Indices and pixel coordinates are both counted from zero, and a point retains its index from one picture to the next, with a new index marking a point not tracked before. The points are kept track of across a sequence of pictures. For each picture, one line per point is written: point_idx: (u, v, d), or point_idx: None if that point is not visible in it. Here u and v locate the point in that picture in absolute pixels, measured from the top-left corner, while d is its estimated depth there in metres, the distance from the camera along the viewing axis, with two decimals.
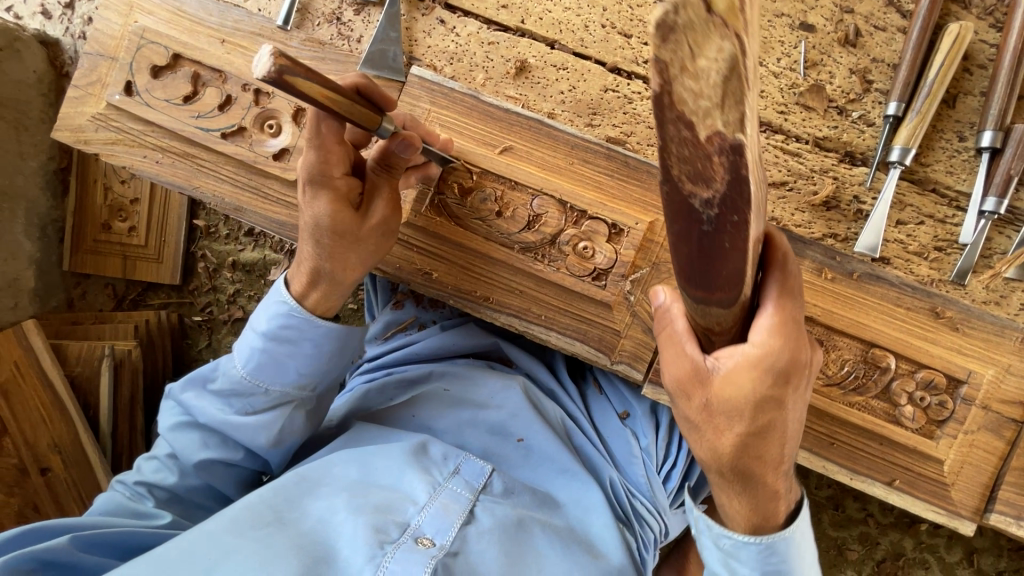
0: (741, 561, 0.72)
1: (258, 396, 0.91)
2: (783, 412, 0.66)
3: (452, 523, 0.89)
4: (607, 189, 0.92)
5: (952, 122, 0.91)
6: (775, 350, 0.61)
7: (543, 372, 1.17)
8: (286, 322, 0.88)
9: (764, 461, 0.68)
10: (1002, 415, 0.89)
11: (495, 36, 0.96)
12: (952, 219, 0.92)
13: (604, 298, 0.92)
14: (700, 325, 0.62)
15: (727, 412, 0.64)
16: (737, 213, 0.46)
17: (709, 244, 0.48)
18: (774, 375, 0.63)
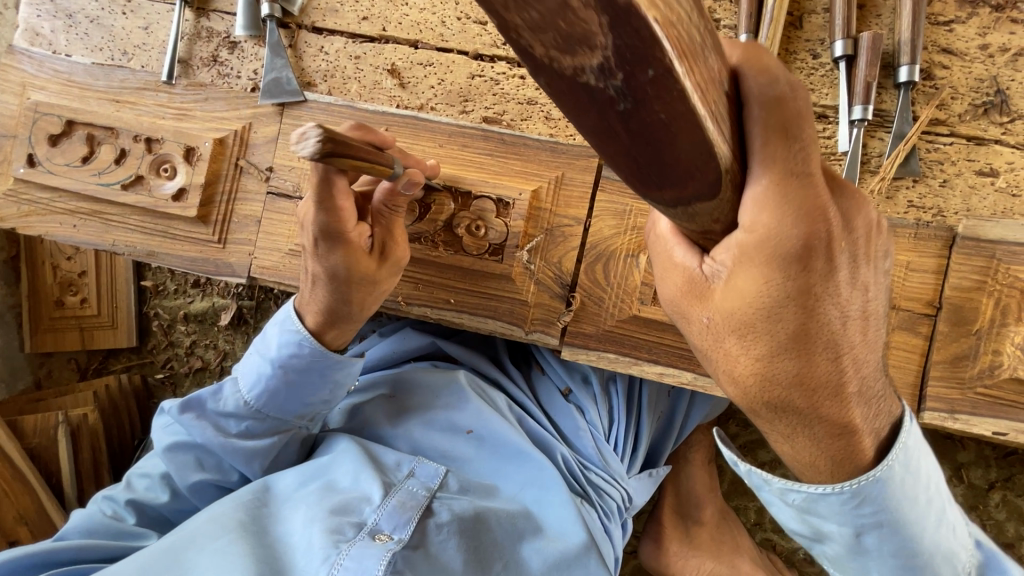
0: (822, 516, 0.67)
1: (267, 425, 0.98)
2: (822, 318, 0.57)
3: (409, 519, 0.89)
4: (490, 168, 0.95)
5: (802, 43, 0.94)
6: (770, 226, 0.52)
7: (485, 364, 1.20)
8: (296, 353, 0.93)
9: (816, 387, 0.59)
10: (914, 312, 0.90)
11: (361, 48, 1.00)
12: (825, 133, 0.94)
13: (504, 271, 0.94)
14: (696, 230, 0.58)
15: (735, 324, 0.58)
16: (649, 67, 0.38)
17: (639, 124, 0.42)
18: (779, 261, 0.54)
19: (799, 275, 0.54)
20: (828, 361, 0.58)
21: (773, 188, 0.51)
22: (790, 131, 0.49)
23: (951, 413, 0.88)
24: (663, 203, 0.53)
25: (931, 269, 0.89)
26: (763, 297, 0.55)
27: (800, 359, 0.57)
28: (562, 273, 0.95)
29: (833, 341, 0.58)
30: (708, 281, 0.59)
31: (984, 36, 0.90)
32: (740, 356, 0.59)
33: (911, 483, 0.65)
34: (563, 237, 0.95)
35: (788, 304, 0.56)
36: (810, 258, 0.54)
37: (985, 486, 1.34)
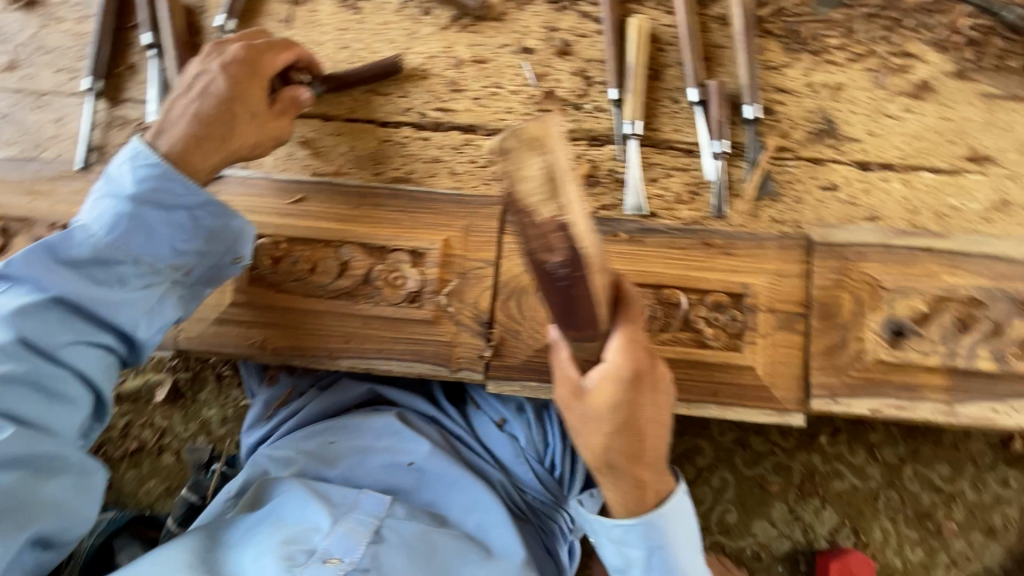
0: (629, 543, 0.86)
1: (122, 238, 0.89)
2: (643, 413, 0.77)
3: (358, 542, 0.97)
4: (403, 223, 1.03)
5: (665, 91, 1.08)
6: (623, 365, 0.75)
7: (420, 403, 1.23)
8: (164, 200, 0.90)
9: (634, 460, 0.80)
10: (789, 312, 1.02)
11: None
12: (695, 166, 1.07)
13: (424, 316, 1.01)
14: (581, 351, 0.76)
15: (595, 418, 0.77)
16: (580, 271, 0.67)
17: (569, 292, 0.70)
18: (627, 385, 0.75)
19: (635, 392, 0.76)
20: (652, 442, 0.80)
21: (620, 347, 0.75)
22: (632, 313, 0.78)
23: (833, 398, 1.00)
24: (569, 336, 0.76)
25: (797, 273, 1.03)
26: (611, 410, 0.76)
27: (631, 440, 0.78)
28: (480, 311, 1.02)
29: (654, 426, 0.79)
30: (582, 391, 0.77)
31: (808, 77, 1.08)
32: (597, 434, 0.79)
33: (680, 513, 0.86)
34: (477, 278, 1.03)
35: (624, 408, 0.77)
36: (641, 382, 0.76)
37: (896, 462, 1.48)
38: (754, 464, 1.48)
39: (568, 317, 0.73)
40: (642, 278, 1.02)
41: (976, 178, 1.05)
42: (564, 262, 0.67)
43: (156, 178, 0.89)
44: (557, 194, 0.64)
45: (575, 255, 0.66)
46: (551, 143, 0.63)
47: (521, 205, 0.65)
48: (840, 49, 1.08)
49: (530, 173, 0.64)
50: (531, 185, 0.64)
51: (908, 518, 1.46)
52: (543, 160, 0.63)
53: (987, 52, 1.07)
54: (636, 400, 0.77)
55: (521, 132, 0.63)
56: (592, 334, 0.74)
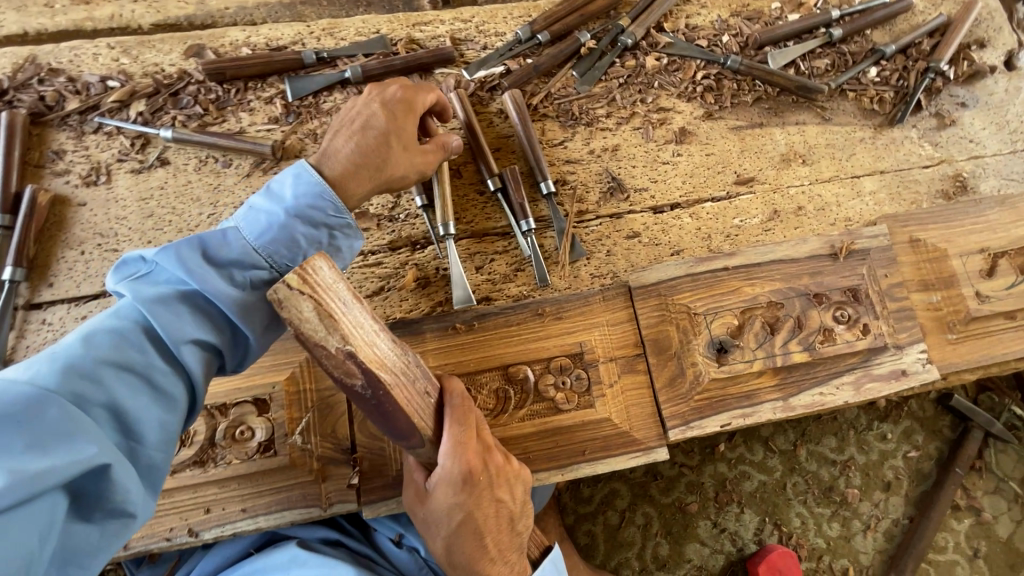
0: None
1: (161, 344, 0.81)
2: (479, 509, 0.89)
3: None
4: (239, 373, 1.01)
5: (469, 186, 1.17)
6: (453, 468, 0.87)
7: (319, 530, 1.17)
8: (305, 231, 0.93)
9: (478, 555, 0.90)
10: (627, 356, 1.10)
11: (85, 307, 1.05)
12: (512, 246, 1.16)
13: (281, 462, 0.98)
14: (424, 461, 0.92)
15: (435, 519, 0.89)
16: (380, 389, 0.83)
17: (378, 406, 0.85)
18: (460, 485, 0.88)
19: (469, 492, 0.88)
20: (492, 528, 0.91)
21: (449, 452, 0.87)
22: (468, 418, 0.90)
23: (687, 424, 1.07)
24: (401, 444, 0.90)
25: (625, 319, 1.12)
26: (450, 511, 0.88)
27: (472, 535, 0.89)
28: (339, 439, 1.01)
29: (493, 519, 0.91)
30: (424, 497, 0.91)
31: (588, 145, 1.21)
32: (437, 535, 0.90)
33: None
34: (328, 408, 1.02)
35: (461, 507, 0.88)
36: (474, 482, 0.88)
37: (790, 447, 1.58)
38: (669, 490, 1.53)
39: (394, 431, 0.86)
40: (487, 362, 1.05)
41: (748, 198, 1.21)
42: (365, 385, 0.82)
43: (344, 209, 0.97)
44: (336, 329, 0.80)
45: (369, 376, 0.82)
46: (313, 290, 0.80)
47: (308, 340, 0.81)
48: (608, 116, 1.23)
49: (306, 318, 0.80)
50: (309, 324, 0.80)
51: (816, 497, 1.56)
52: (309, 308, 0.79)
53: (724, 93, 1.26)
54: (471, 498, 0.88)
55: (283, 285, 0.78)
56: (419, 442, 0.87)
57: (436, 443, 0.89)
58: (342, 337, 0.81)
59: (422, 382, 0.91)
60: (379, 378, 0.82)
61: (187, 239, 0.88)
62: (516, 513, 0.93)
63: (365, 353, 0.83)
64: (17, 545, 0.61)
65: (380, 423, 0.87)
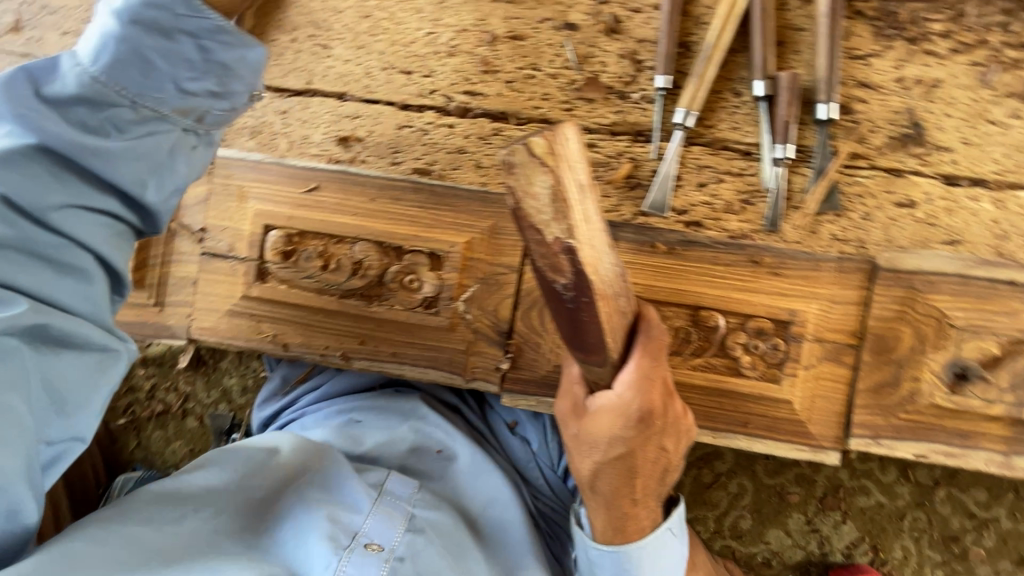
0: (603, 563, 0.93)
1: (70, 179, 0.73)
2: (641, 448, 0.85)
3: (396, 529, 0.96)
4: (421, 221, 0.96)
5: (726, 82, 0.94)
6: (631, 400, 0.81)
7: (443, 392, 1.21)
8: (157, 44, 0.69)
9: (623, 490, 0.87)
10: (837, 343, 0.92)
11: (287, 103, 1.00)
12: (750, 171, 0.94)
13: (440, 323, 0.95)
14: (592, 378, 0.86)
15: (590, 440, 0.85)
16: (585, 295, 0.76)
17: (575, 314, 0.78)
18: (631, 419, 0.82)
19: (639, 429, 0.83)
20: (647, 469, 0.87)
21: (631, 382, 0.81)
22: (661, 354, 0.83)
23: (876, 439, 0.92)
24: (578, 357, 0.84)
25: (852, 301, 0.92)
26: (609, 440, 0.84)
27: (624, 470, 0.86)
28: (499, 320, 0.96)
29: (650, 467, 0.87)
30: (583, 414, 0.86)
31: (899, 70, 0.92)
32: (585, 458, 0.87)
33: (656, 545, 0.91)
34: (497, 286, 0.96)
35: (625, 440, 0.84)
36: (648, 420, 0.82)
37: (929, 483, 1.41)
38: (776, 473, 1.43)
39: (579, 340, 0.81)
40: (680, 297, 0.92)
41: None
42: (569, 286, 0.76)
43: (213, 22, 0.69)
44: (568, 217, 0.72)
45: (579, 279, 0.75)
46: (559, 165, 0.70)
47: (529, 221, 0.74)
48: (943, 38, 0.91)
49: (539, 194, 0.71)
50: (539, 203, 0.72)
51: (933, 540, 1.41)
52: (550, 180, 0.70)
53: None
54: (637, 435, 0.84)
55: (527, 150, 0.70)
56: (601, 361, 0.81)
57: (619, 367, 0.82)
58: (570, 226, 0.73)
59: (623, 302, 0.81)
60: (590, 285, 0.75)
61: (132, 16, 0.68)
62: (668, 462, 0.88)
63: (582, 253, 0.74)
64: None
65: (567, 328, 0.82)
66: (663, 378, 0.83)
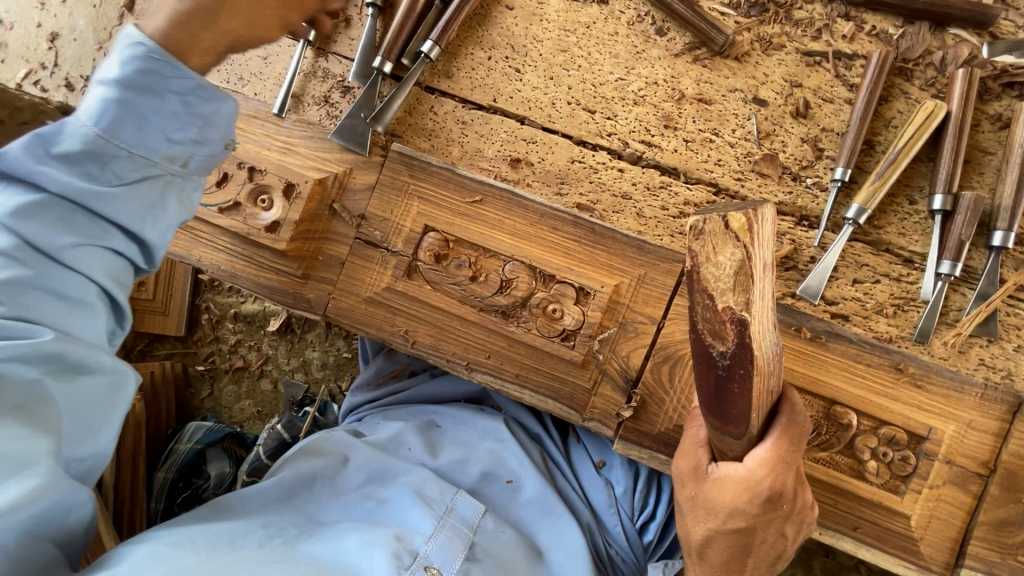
0: None
1: (76, 218, 0.69)
2: (759, 527, 0.84)
3: (456, 556, 0.94)
4: (576, 255, 0.97)
5: (902, 188, 0.95)
6: (761, 478, 0.80)
7: (528, 418, 1.21)
8: (148, 103, 0.69)
9: (729, 562, 0.87)
10: (967, 469, 0.90)
11: (468, 114, 1.03)
12: (908, 278, 0.95)
13: (573, 357, 0.96)
14: (717, 446, 0.84)
15: (707, 507, 0.85)
16: (744, 368, 0.72)
17: (726, 384, 0.74)
18: (758, 497, 0.81)
19: (762, 509, 0.82)
20: (758, 549, 0.86)
21: (764, 461, 0.80)
22: (801, 441, 0.82)
23: None
24: (711, 423, 0.81)
25: (990, 430, 0.91)
26: (728, 511, 0.83)
27: (736, 544, 0.86)
28: (628, 367, 0.96)
29: (765, 548, 0.87)
30: (703, 478, 0.85)
31: None
32: (698, 523, 0.87)
33: None
34: (635, 333, 0.96)
35: (746, 516, 0.83)
36: (775, 501, 0.82)
37: None
38: (832, 574, 1.40)
39: (719, 410, 0.78)
40: (818, 387, 0.92)
41: None
42: (727, 355, 0.72)
43: (207, 88, 0.71)
44: (748, 288, 0.68)
45: (741, 352, 0.71)
46: (752, 240, 0.67)
47: (703, 283, 0.69)
48: None
49: (723, 262, 0.68)
50: (722, 271, 0.68)
51: None
52: (739, 254, 0.67)
53: None
54: (759, 515, 0.83)
55: (722, 220, 0.67)
56: (740, 433, 0.78)
57: (754, 443, 0.81)
58: (749, 299, 0.68)
59: (774, 381, 0.78)
60: (752, 359, 0.70)
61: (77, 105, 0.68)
62: (780, 544, 0.87)
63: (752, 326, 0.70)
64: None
65: (705, 394, 0.78)
66: (795, 464, 0.82)
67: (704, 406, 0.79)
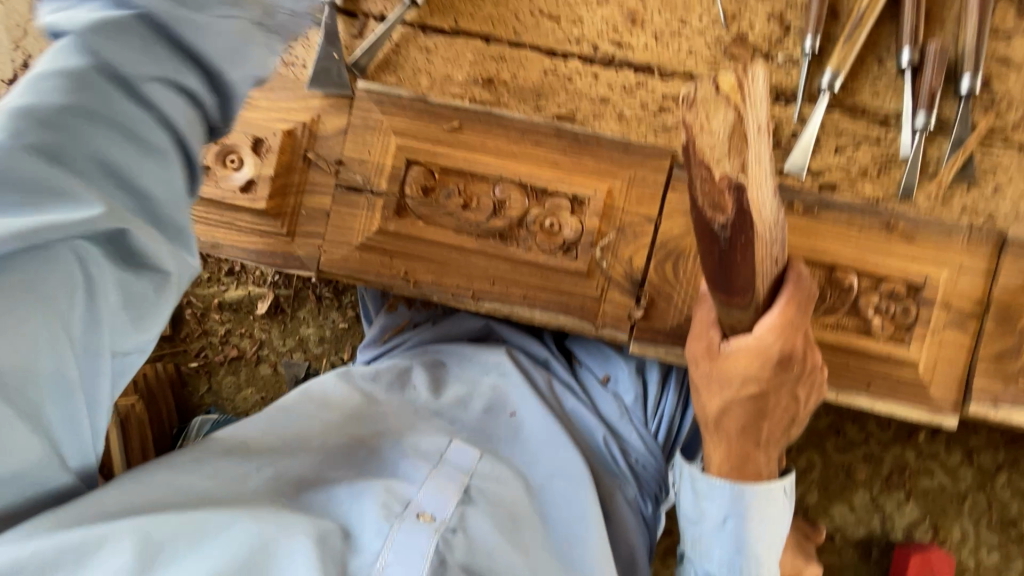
0: (709, 501, 0.93)
1: (137, 38, 0.57)
2: (773, 391, 0.86)
3: (451, 501, 0.85)
4: (565, 166, 0.96)
5: (871, 50, 0.97)
6: (771, 343, 0.80)
7: (531, 345, 1.20)
8: None
9: (747, 430, 0.89)
10: (964, 311, 0.95)
11: (431, 41, 1.00)
12: (887, 138, 0.97)
13: (578, 268, 0.96)
14: (725, 323, 0.84)
15: (722, 379, 0.86)
16: (744, 236, 0.69)
17: (728, 257, 0.72)
18: (770, 361, 0.82)
19: (774, 373, 0.84)
20: (773, 414, 0.89)
21: (774, 328, 0.80)
22: (807, 304, 0.82)
23: (994, 405, 0.94)
24: (718, 298, 0.80)
25: (980, 270, 0.94)
26: (742, 379, 0.85)
27: (752, 412, 0.88)
28: (633, 269, 0.97)
29: (779, 412, 0.90)
30: (715, 355, 0.86)
31: None
32: (713, 397, 0.88)
33: (769, 501, 0.91)
34: (634, 235, 0.96)
35: (759, 382, 0.85)
36: (785, 364, 0.84)
37: (992, 467, 1.44)
38: (845, 451, 1.47)
39: (724, 282, 0.76)
40: (818, 256, 0.94)
41: None
42: (727, 225, 0.69)
43: None
44: (744, 151, 0.64)
45: (741, 218, 0.67)
46: (744, 101, 0.63)
47: (697, 153, 0.66)
48: None
49: (717, 126, 0.64)
50: (715, 139, 0.64)
51: (992, 522, 1.44)
52: (732, 115, 0.63)
53: None
54: (770, 380, 0.85)
55: (712, 84, 0.63)
56: (744, 304, 0.77)
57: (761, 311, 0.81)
58: (746, 163, 0.64)
59: (776, 249, 0.77)
60: (752, 224, 0.68)
61: None
62: (793, 407, 0.90)
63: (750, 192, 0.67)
64: (59, 285, 0.57)
65: (713, 269, 0.76)
66: (804, 326, 0.83)
67: (710, 280, 0.78)
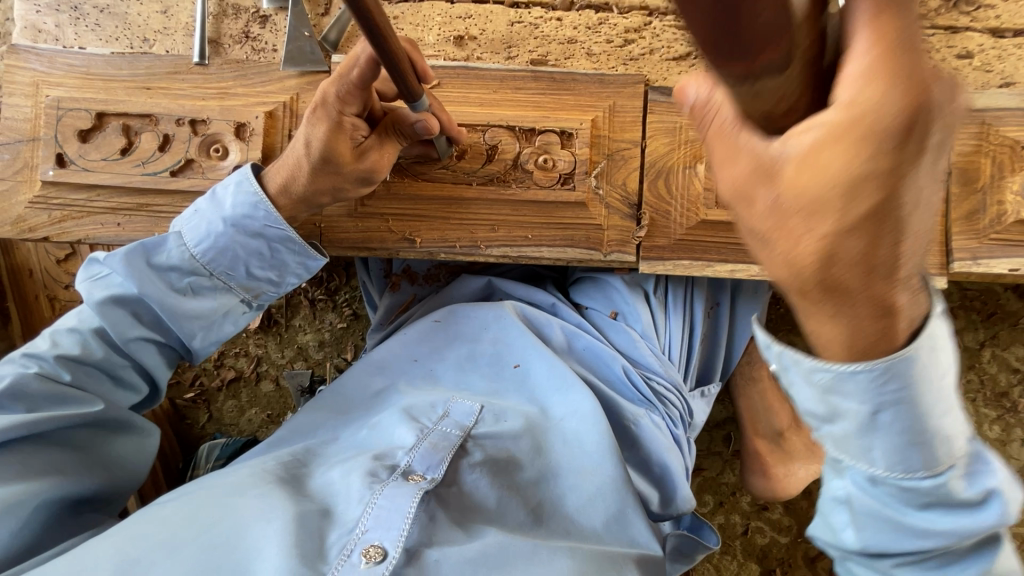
0: (846, 394, 0.56)
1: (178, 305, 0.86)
2: (904, 180, 0.45)
3: (442, 459, 0.87)
4: (547, 105, 1.00)
5: None
6: (875, 99, 0.42)
7: (535, 294, 1.17)
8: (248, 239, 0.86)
9: (872, 271, 0.49)
10: None
11: (397, 10, 1.03)
12: None
13: (577, 198, 0.99)
14: (760, 111, 0.46)
15: (801, 207, 0.48)
16: None
17: None
18: (878, 135, 0.43)
19: (894, 149, 0.44)
20: (907, 225, 0.48)
21: (872, 53, 0.41)
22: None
23: (975, 260, 1.01)
24: (725, 77, 0.43)
25: None
26: (839, 188, 0.46)
27: (871, 238, 0.48)
28: (628, 193, 1.00)
29: (917, 216, 0.49)
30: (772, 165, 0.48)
31: None
32: (803, 240, 0.49)
33: (928, 356, 0.55)
34: (624, 160, 1.01)
35: (864, 188, 0.45)
36: (910, 127, 0.43)
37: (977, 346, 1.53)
38: None
39: (730, 44, 0.39)
40: None
41: None
42: None
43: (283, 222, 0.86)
44: None
45: None
46: None
47: None
48: None
49: None
50: None
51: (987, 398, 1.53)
52: None
53: None
54: (897, 162, 0.44)
55: None
56: (784, 62, 0.40)
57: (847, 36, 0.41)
58: None
59: None
60: None
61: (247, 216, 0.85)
62: (931, 194, 0.49)
63: None
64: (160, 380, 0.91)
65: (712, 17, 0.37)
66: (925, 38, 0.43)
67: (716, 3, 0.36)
